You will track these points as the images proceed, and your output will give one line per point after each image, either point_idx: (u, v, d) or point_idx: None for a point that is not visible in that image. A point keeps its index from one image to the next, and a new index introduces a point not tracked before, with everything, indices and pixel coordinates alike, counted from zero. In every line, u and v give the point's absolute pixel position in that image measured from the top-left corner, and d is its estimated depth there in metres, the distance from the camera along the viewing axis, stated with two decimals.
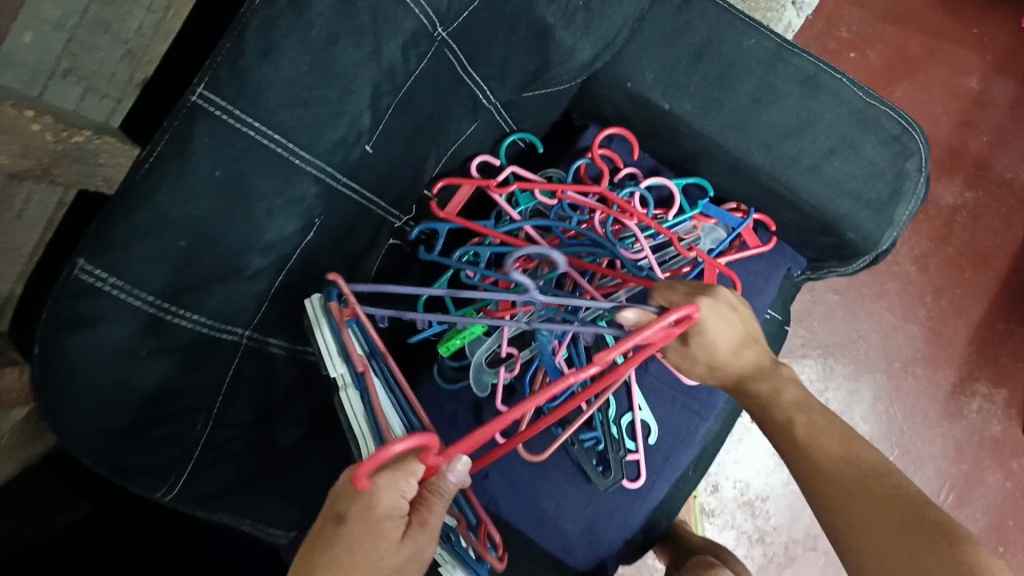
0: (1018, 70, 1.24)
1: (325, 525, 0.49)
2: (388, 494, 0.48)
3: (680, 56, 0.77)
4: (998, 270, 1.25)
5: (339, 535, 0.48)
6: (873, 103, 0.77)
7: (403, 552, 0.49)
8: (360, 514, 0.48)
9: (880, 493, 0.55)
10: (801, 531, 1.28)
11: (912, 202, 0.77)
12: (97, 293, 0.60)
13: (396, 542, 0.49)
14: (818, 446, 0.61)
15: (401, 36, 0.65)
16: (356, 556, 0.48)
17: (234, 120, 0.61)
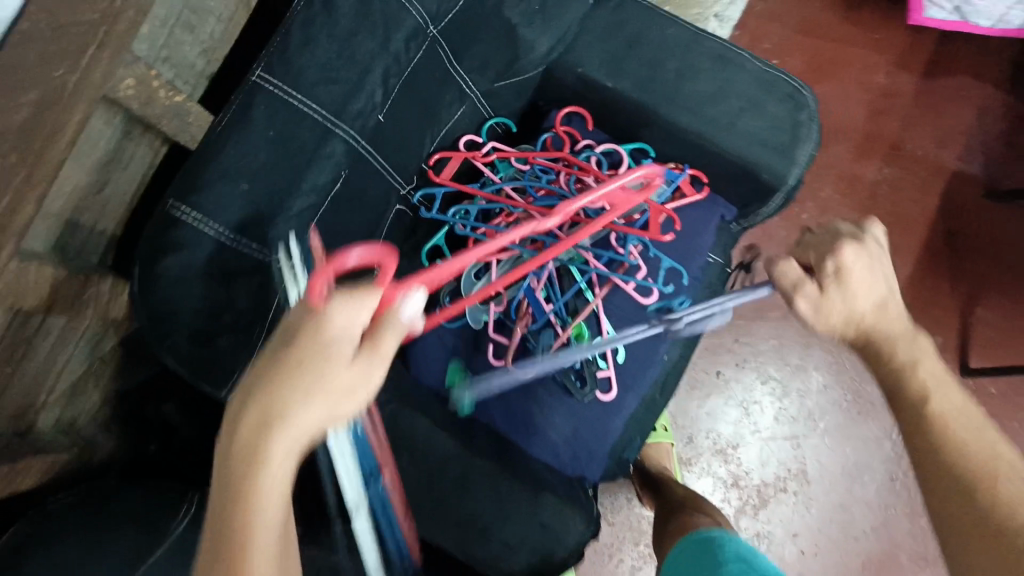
0: (915, 66, 1.49)
1: (277, 341, 0.54)
2: (334, 312, 0.53)
3: (618, 45, 1.00)
4: (921, 233, 1.46)
5: (287, 348, 0.53)
6: (771, 72, 0.99)
7: (353, 371, 0.54)
8: (311, 329, 0.53)
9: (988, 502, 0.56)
10: (771, 476, 1.45)
11: (809, 144, 0.98)
12: (180, 222, 0.81)
13: (346, 360, 0.53)
14: (938, 428, 0.62)
15: (404, 31, 0.87)
16: (305, 366, 0.52)
17: (285, 93, 0.83)
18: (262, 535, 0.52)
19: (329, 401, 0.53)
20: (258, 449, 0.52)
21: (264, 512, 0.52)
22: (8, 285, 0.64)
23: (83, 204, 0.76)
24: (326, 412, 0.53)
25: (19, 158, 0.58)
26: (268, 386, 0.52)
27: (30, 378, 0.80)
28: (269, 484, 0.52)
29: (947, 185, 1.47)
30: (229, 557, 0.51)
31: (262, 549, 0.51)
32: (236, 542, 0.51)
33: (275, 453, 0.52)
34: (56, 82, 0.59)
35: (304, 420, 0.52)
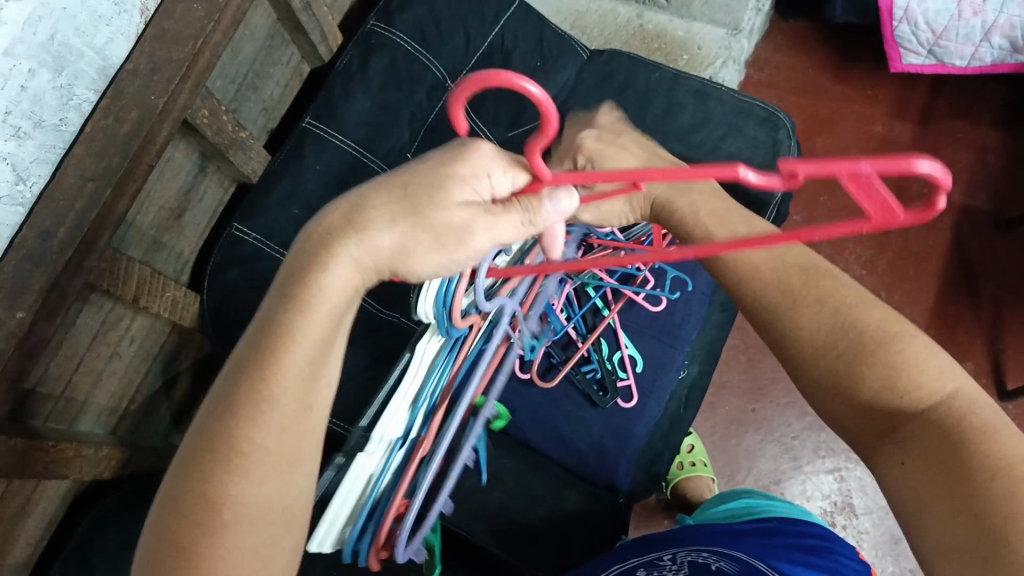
0: (910, 115, 1.61)
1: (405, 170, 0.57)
2: (468, 157, 0.55)
3: (612, 91, 1.15)
4: (936, 264, 1.51)
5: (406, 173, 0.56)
6: (748, 101, 1.13)
7: (457, 214, 0.55)
8: (440, 163, 0.55)
9: (934, 449, 0.57)
10: (818, 510, 1.45)
11: (789, 159, 1.10)
12: (246, 242, 0.97)
13: (453, 202, 0.55)
14: (869, 391, 0.63)
15: (425, 85, 1.06)
16: (417, 188, 0.55)
17: (332, 138, 1.01)
18: (304, 335, 0.55)
19: (417, 233, 0.55)
20: (331, 251, 0.55)
21: (311, 315, 0.55)
22: (107, 270, 0.80)
23: (165, 224, 0.93)
24: (406, 246, 0.55)
25: (121, 161, 0.75)
26: (373, 198, 0.56)
27: (117, 377, 0.94)
28: (325, 293, 0.56)
29: (956, 219, 1.54)
30: (269, 342, 0.55)
31: (297, 349, 0.55)
32: (279, 330, 0.55)
33: (341, 260, 0.55)
34: (151, 105, 0.77)
35: (383, 242, 0.56)
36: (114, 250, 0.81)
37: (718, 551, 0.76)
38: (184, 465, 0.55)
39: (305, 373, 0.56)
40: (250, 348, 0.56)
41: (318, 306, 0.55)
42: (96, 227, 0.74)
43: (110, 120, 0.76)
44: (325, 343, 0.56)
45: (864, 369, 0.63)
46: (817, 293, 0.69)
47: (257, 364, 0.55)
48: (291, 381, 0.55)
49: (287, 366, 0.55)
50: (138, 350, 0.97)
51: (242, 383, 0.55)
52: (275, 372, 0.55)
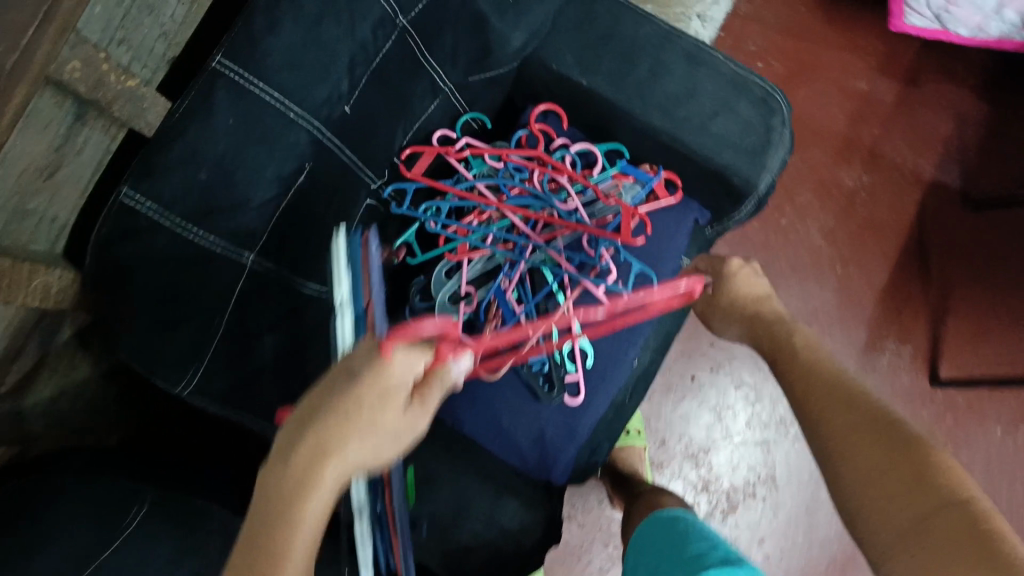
0: (896, 72, 1.48)
1: (338, 378, 0.55)
2: (402, 363, 0.55)
3: (593, 41, 0.98)
4: (897, 241, 1.45)
5: (348, 386, 0.54)
6: (743, 74, 0.98)
7: (402, 420, 0.56)
8: (370, 378, 0.54)
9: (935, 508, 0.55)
10: (741, 481, 1.39)
11: (781, 149, 0.97)
12: (136, 213, 0.78)
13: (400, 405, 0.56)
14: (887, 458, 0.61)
15: (371, 20, 0.86)
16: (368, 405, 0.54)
17: (248, 82, 0.80)
18: (301, 545, 0.55)
19: (379, 441, 0.56)
20: (312, 473, 0.54)
21: (304, 530, 0.55)
22: None
23: (32, 189, 0.74)
24: (370, 452, 0.56)
25: None
26: (327, 417, 0.54)
27: None
28: (313, 505, 0.55)
29: (925, 193, 1.45)
30: (270, 558, 0.54)
31: (297, 556, 0.54)
32: (279, 549, 0.54)
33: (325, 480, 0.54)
34: None
35: (353, 456, 0.55)
36: None
37: None
38: None
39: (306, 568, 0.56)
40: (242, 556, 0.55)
41: (309, 516, 0.55)
42: None
43: None
44: (317, 537, 0.56)
45: (886, 467, 0.59)
46: (840, 395, 0.67)
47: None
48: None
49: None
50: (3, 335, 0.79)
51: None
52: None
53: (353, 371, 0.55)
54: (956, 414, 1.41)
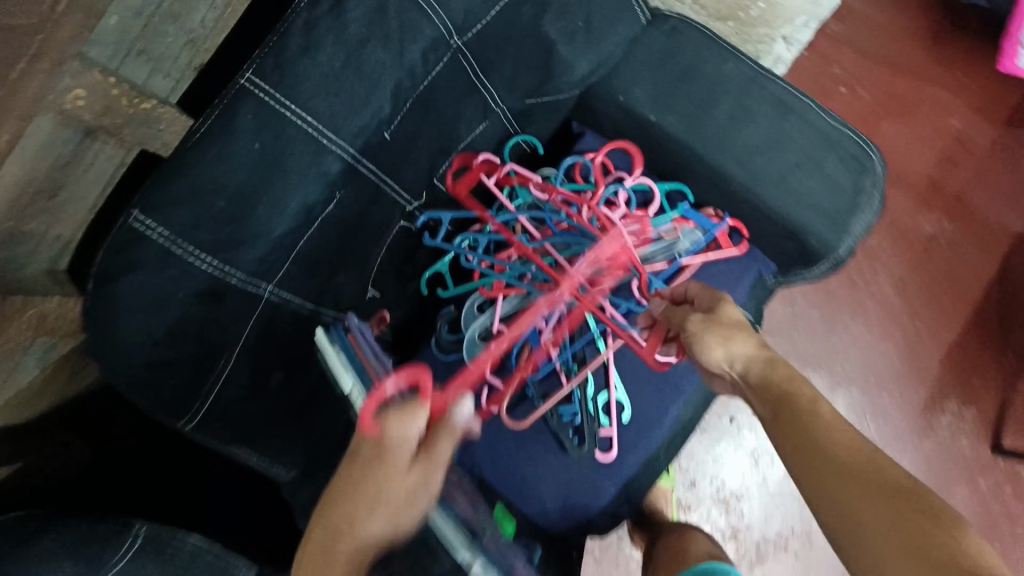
0: (998, 113, 1.34)
1: (371, 460, 0.64)
2: (403, 443, 0.64)
3: (668, 76, 0.88)
4: (973, 299, 1.33)
5: (377, 468, 0.64)
6: (837, 127, 0.87)
7: (406, 481, 0.64)
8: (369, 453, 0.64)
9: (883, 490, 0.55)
10: (772, 532, 1.36)
11: (867, 215, 0.86)
12: (144, 239, 0.71)
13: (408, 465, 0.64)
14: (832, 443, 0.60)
15: (422, 42, 0.77)
16: (400, 485, 0.64)
17: (281, 107, 0.72)
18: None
19: (391, 511, 0.64)
20: (341, 537, 0.63)
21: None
22: None
23: (31, 211, 0.66)
24: (400, 525, 0.65)
25: None
26: (360, 501, 0.63)
27: None
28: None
29: (1013, 247, 1.32)
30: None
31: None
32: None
33: (351, 554, 0.63)
34: None
35: (388, 534, 0.64)
36: None
37: None
38: None
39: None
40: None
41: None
42: None
43: None
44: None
45: (836, 474, 0.58)
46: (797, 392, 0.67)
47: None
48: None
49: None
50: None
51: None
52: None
53: (382, 452, 0.64)
54: (1014, 486, 1.35)
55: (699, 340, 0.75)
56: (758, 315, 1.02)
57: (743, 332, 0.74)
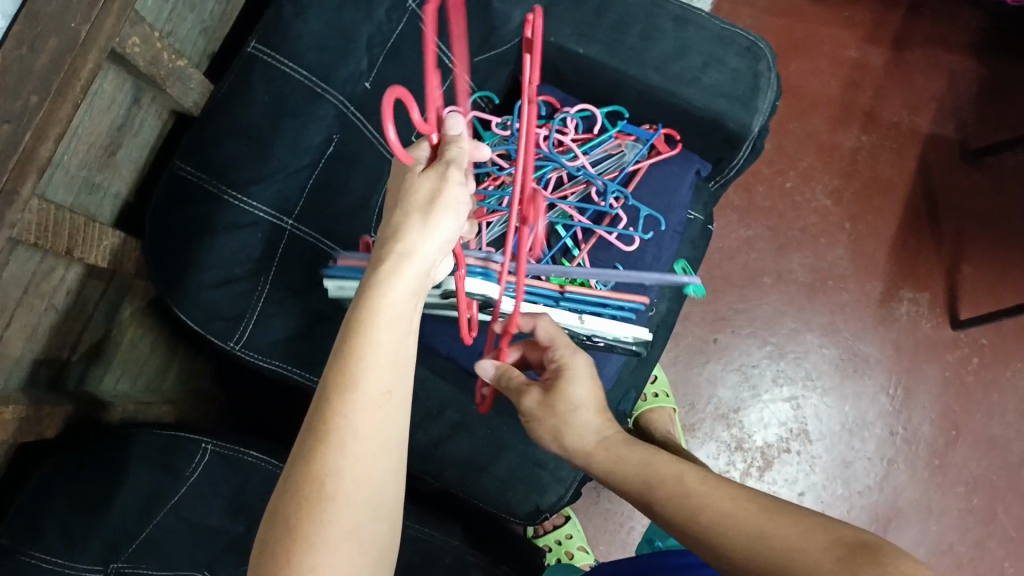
0: (884, 39, 1.55)
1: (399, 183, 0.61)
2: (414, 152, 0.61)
3: (587, 13, 1.07)
4: (901, 195, 1.51)
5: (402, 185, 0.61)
6: (728, 28, 1.07)
7: (425, 182, 0.59)
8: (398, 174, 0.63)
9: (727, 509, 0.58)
10: (774, 437, 1.43)
11: (769, 92, 1.06)
12: (187, 180, 0.88)
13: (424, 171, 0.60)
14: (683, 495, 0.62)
15: (385, 5, 0.97)
16: (421, 188, 0.59)
17: (279, 61, 0.90)
18: (378, 354, 0.55)
19: (424, 210, 0.58)
20: (380, 252, 0.58)
21: (379, 321, 0.55)
22: (33, 222, 0.72)
23: (97, 161, 0.84)
24: (433, 235, 0.58)
25: (41, 99, 0.66)
26: (394, 213, 0.59)
27: (48, 329, 0.87)
28: (386, 299, 0.56)
29: (924, 146, 1.52)
30: (337, 363, 0.54)
31: (376, 351, 0.55)
32: (350, 346, 0.54)
33: (390, 266, 0.57)
34: (71, 32, 0.67)
35: (421, 249, 0.58)
36: (39, 198, 0.73)
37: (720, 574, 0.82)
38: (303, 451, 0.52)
39: (387, 383, 0.55)
40: (327, 374, 0.54)
41: (383, 312, 0.55)
42: (16, 177, 0.66)
43: (25, 48, 0.65)
44: (400, 341, 0.56)
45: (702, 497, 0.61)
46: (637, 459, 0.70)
47: (335, 402, 0.52)
48: (377, 401, 0.54)
49: (356, 399, 0.53)
50: (74, 301, 0.90)
51: (321, 425, 0.53)
52: (348, 400, 0.53)
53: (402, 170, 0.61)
54: (981, 357, 1.46)
55: (551, 426, 0.79)
56: (708, 214, 1.20)
57: (587, 413, 0.78)
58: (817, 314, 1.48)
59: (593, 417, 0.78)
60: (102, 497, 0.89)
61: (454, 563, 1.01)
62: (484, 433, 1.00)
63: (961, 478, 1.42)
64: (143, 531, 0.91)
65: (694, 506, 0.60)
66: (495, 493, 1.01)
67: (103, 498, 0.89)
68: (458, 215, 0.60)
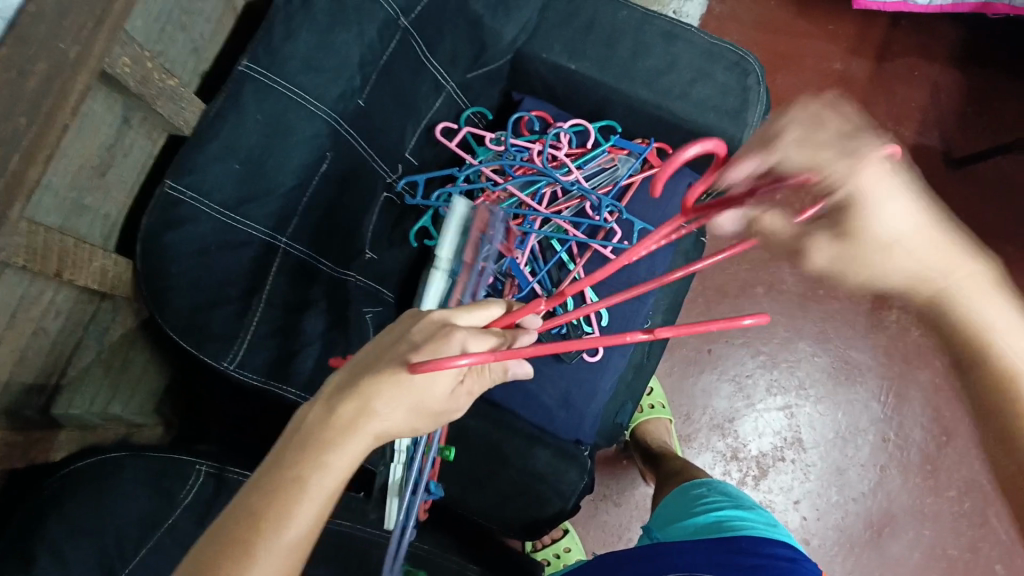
0: (870, 51, 1.57)
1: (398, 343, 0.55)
2: (439, 348, 0.55)
3: (578, 30, 1.08)
4: None
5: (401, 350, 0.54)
6: (717, 42, 1.07)
7: (435, 380, 0.56)
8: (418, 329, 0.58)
9: None
10: (769, 446, 1.45)
11: (758, 107, 1.05)
12: (180, 202, 0.86)
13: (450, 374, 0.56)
14: None
15: (376, 23, 0.95)
16: (424, 380, 0.55)
17: (271, 80, 0.88)
18: (315, 506, 0.52)
19: (412, 397, 0.55)
20: (346, 398, 0.54)
21: (326, 472, 0.52)
22: (22, 244, 0.71)
23: (87, 184, 0.83)
24: (396, 411, 0.55)
25: (29, 122, 0.65)
26: (377, 373, 0.54)
27: (36, 355, 0.86)
28: (328, 468, 0.53)
29: (911, 156, 1.54)
30: (259, 520, 0.50)
31: (298, 526, 0.51)
32: (290, 489, 0.51)
33: (353, 418, 0.54)
34: (61, 55, 0.66)
35: (382, 419, 0.54)
36: (28, 222, 0.72)
37: (721, 549, 0.84)
38: (212, 553, 0.50)
39: (294, 557, 0.51)
40: (262, 493, 0.51)
41: (320, 486, 0.52)
42: (5, 199, 0.64)
43: (14, 73, 0.64)
44: (321, 518, 0.53)
45: None
46: None
47: (263, 528, 0.50)
48: (293, 551, 0.51)
49: (259, 568, 0.49)
50: (64, 323, 0.88)
51: (239, 550, 0.49)
52: (253, 566, 0.49)
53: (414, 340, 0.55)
54: None
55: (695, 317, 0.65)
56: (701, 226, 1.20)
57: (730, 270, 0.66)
58: (808, 323, 1.49)
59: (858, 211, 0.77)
60: (92, 521, 0.88)
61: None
62: (482, 444, 1.03)
63: (953, 483, 1.44)
64: (137, 555, 0.89)
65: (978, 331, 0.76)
66: (500, 502, 1.04)
67: (95, 523, 0.88)
68: (430, 411, 0.57)
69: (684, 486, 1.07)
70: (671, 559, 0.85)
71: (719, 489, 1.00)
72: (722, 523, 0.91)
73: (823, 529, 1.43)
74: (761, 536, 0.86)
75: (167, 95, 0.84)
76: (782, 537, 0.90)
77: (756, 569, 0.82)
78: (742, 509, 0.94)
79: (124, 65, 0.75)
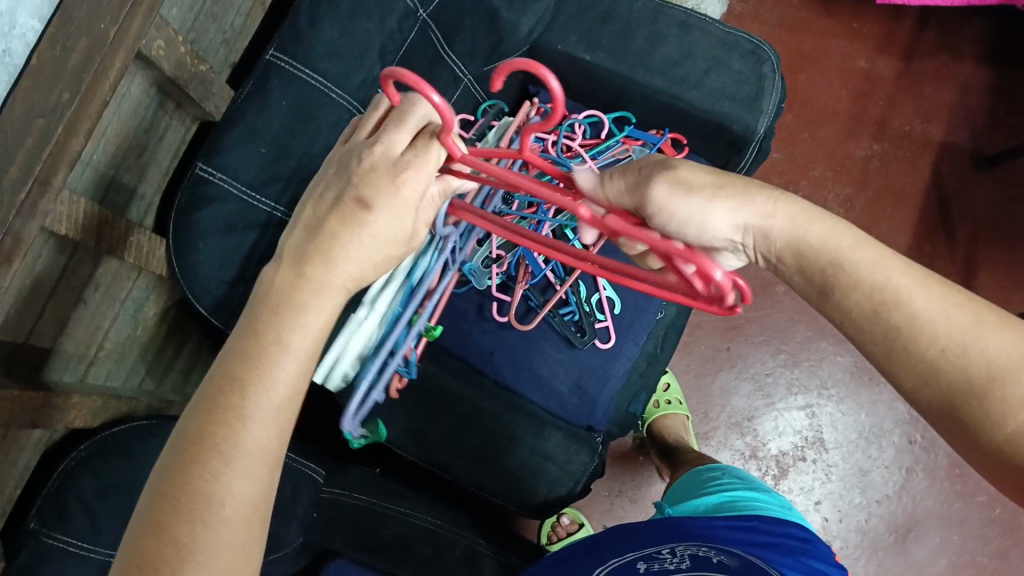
0: (894, 49, 1.56)
1: (348, 207, 0.57)
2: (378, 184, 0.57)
3: (594, 22, 1.11)
4: (914, 203, 1.51)
5: (352, 207, 0.57)
6: (732, 32, 1.10)
7: (384, 215, 0.57)
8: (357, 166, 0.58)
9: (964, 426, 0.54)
10: (789, 446, 1.44)
11: (774, 95, 1.09)
12: (211, 181, 0.91)
13: (398, 198, 0.58)
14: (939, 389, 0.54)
15: (396, 14, 0.98)
16: (377, 220, 0.57)
17: (294, 68, 0.93)
18: (292, 362, 0.55)
19: (371, 245, 0.58)
20: (310, 262, 0.57)
21: (301, 330, 0.56)
22: (64, 213, 0.76)
23: (123, 163, 0.89)
24: (357, 255, 0.57)
25: (71, 95, 0.69)
26: (333, 230, 0.57)
27: (78, 324, 0.92)
28: (303, 325, 0.56)
29: (937, 154, 1.53)
30: (243, 386, 0.53)
31: (281, 384, 0.55)
32: (267, 352, 0.55)
33: (322, 281, 0.57)
34: (101, 34, 0.71)
35: (350, 275, 0.58)
36: (69, 192, 0.77)
37: (732, 525, 0.85)
38: (199, 425, 0.52)
39: (286, 413, 0.55)
40: (238, 361, 0.54)
41: (298, 342, 0.56)
42: (49, 165, 0.69)
43: (57, 49, 0.70)
44: (302, 376, 0.57)
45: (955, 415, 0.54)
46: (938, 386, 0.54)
47: (247, 390, 0.53)
48: (280, 409, 0.55)
49: (253, 427, 0.53)
50: (101, 297, 0.94)
51: (225, 415, 0.52)
52: (242, 426, 0.52)
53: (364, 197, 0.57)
54: None
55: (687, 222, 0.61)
56: None
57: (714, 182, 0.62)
58: (831, 322, 1.48)
59: (756, 186, 0.61)
60: (122, 484, 0.93)
61: (464, 555, 1.01)
62: (495, 428, 1.04)
63: (982, 487, 1.41)
64: None
65: (894, 298, 0.56)
66: (509, 482, 1.05)
67: (124, 483, 0.93)
68: (400, 239, 0.59)
69: (697, 469, 1.07)
70: (679, 530, 0.86)
71: (730, 471, 1.01)
72: (733, 503, 0.92)
73: (844, 532, 1.41)
74: (772, 516, 0.87)
75: (195, 79, 0.89)
76: (794, 518, 0.91)
77: (766, 546, 0.82)
78: (753, 490, 0.94)
79: (159, 47, 0.80)
